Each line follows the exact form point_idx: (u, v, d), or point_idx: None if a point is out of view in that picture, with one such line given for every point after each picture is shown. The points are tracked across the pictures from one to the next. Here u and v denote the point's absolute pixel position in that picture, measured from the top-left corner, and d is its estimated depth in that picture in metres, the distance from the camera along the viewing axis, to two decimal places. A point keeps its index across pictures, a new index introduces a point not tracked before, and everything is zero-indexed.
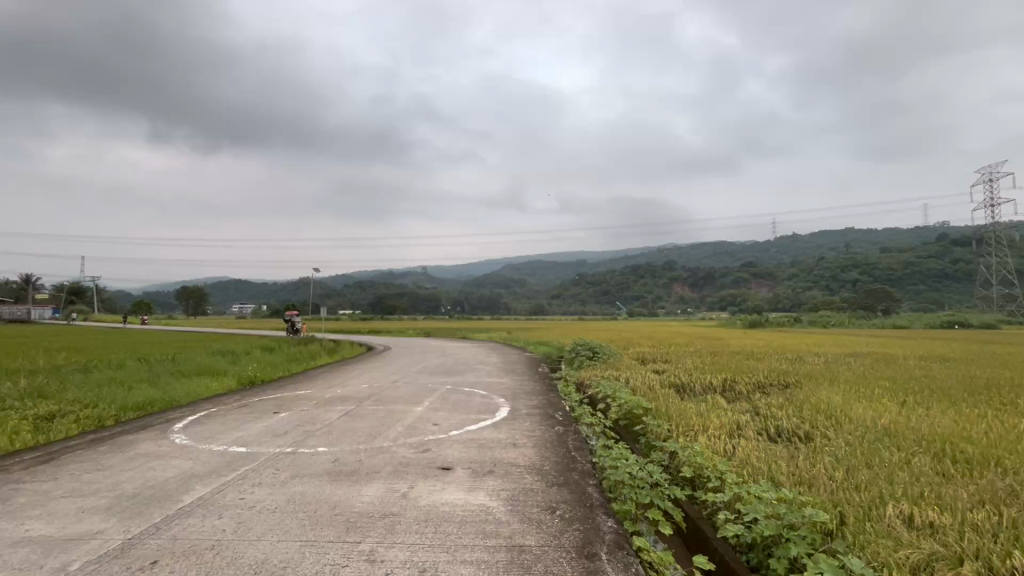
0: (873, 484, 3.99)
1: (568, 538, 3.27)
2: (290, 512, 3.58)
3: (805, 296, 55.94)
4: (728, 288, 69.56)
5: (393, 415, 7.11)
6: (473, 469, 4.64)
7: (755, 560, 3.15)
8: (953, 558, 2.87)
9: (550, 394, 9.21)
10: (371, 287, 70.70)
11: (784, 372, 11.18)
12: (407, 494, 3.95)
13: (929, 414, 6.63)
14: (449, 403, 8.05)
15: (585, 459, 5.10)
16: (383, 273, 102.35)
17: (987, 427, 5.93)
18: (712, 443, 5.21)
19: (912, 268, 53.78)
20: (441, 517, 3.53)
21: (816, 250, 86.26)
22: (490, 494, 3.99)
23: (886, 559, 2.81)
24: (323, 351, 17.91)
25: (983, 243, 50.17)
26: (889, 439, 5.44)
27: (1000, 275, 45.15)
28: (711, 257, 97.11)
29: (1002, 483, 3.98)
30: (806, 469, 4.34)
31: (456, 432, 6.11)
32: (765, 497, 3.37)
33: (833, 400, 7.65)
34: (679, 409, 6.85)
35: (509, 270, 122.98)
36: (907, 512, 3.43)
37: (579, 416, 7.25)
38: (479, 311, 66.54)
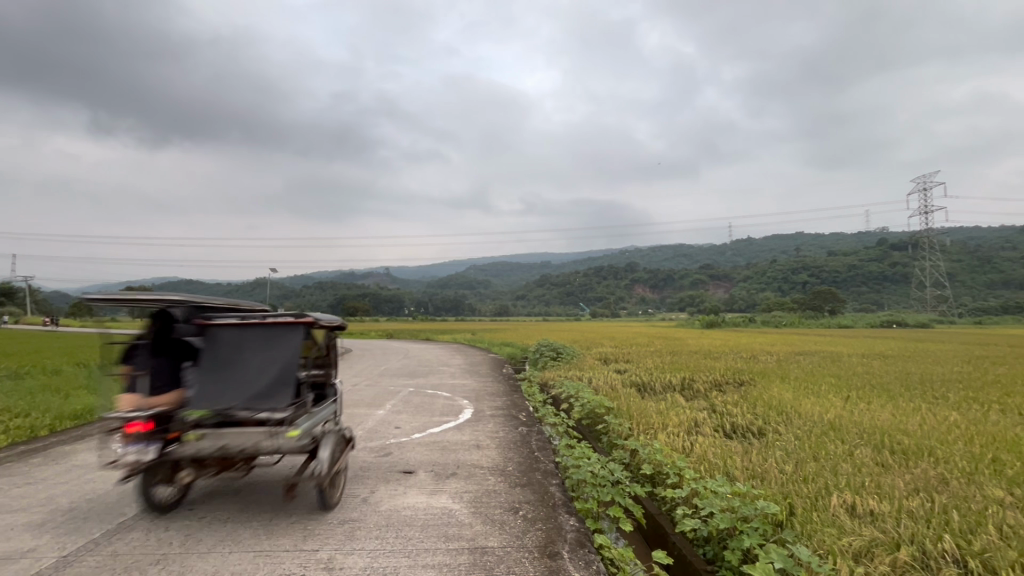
0: (818, 476, 4.20)
1: (530, 538, 3.29)
2: (243, 522, 3.44)
3: (759, 297, 58.37)
4: (687, 288, 71.88)
5: (354, 419, 6.96)
6: (436, 472, 4.60)
7: (711, 552, 3.27)
8: (890, 543, 3.06)
9: (513, 395, 9.25)
10: (332, 287, 69.01)
11: (737, 371, 11.56)
12: (368, 499, 3.87)
13: (869, 408, 7.05)
14: (411, 406, 7.97)
15: (548, 459, 5.13)
16: (345, 274, 100.25)
17: (921, 419, 6.36)
18: (672, 441, 5.34)
19: (856, 270, 56.71)
20: (404, 521, 3.47)
21: (769, 254, 89.75)
22: (453, 497, 3.96)
23: (831, 547, 2.95)
24: None
25: (918, 248, 53.69)
26: (834, 432, 5.73)
27: (933, 278, 48.47)
28: (671, 259, 100.06)
29: (935, 473, 4.26)
30: (759, 463, 4.51)
31: (418, 435, 6.03)
32: (720, 492, 3.46)
33: (783, 396, 8.04)
34: (640, 408, 6.99)
35: (474, 270, 122.61)
36: (849, 501, 3.62)
37: (542, 415, 7.30)
38: (444, 312, 66.17)
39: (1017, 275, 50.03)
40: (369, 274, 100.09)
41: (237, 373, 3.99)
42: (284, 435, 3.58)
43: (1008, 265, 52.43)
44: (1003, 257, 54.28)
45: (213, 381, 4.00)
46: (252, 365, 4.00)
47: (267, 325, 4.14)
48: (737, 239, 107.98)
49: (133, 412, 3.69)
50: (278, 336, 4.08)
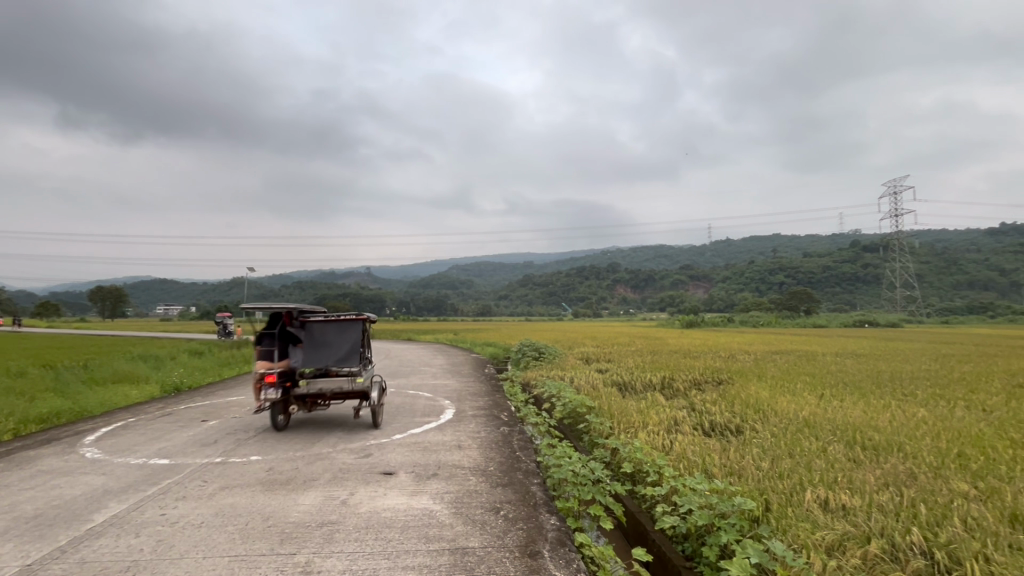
0: (792, 472, 4.30)
1: (510, 538, 3.28)
2: (218, 526, 3.37)
3: (737, 297, 59.44)
4: (667, 288, 72.83)
5: (333, 420, 6.85)
6: (416, 473, 4.56)
7: (689, 549, 3.31)
8: (862, 536, 3.14)
9: (495, 395, 9.24)
10: (311, 287, 68.00)
11: (716, 370, 11.72)
12: (346, 501, 3.82)
13: (842, 405, 7.23)
14: (392, 406, 7.89)
15: (529, 459, 5.13)
16: (325, 274, 98.83)
17: (890, 416, 6.56)
18: (652, 439, 5.40)
19: (830, 271, 58.11)
20: (384, 523, 3.43)
21: (747, 255, 91.40)
22: (434, 498, 3.93)
23: (805, 541, 3.02)
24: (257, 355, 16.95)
25: (889, 250, 55.29)
26: (808, 430, 5.87)
27: (903, 279, 50.00)
28: (652, 260, 101.22)
29: (903, 467, 4.40)
30: (737, 461, 4.59)
31: (399, 436, 5.98)
32: (698, 489, 3.51)
33: (760, 394, 8.22)
34: (621, 407, 7.05)
35: (456, 270, 122.25)
36: (822, 496, 3.72)
37: (523, 415, 7.30)
38: (426, 312, 65.75)
39: (982, 277, 51.87)
40: (351, 274, 99.06)
41: (325, 347, 6.40)
42: (356, 380, 6.09)
43: (973, 266, 54.36)
44: (968, 259, 56.27)
45: (311, 353, 6.36)
46: (335, 341, 6.36)
47: (341, 318, 6.48)
48: (716, 240, 109.71)
49: (268, 369, 6.00)
50: (348, 324, 6.46)
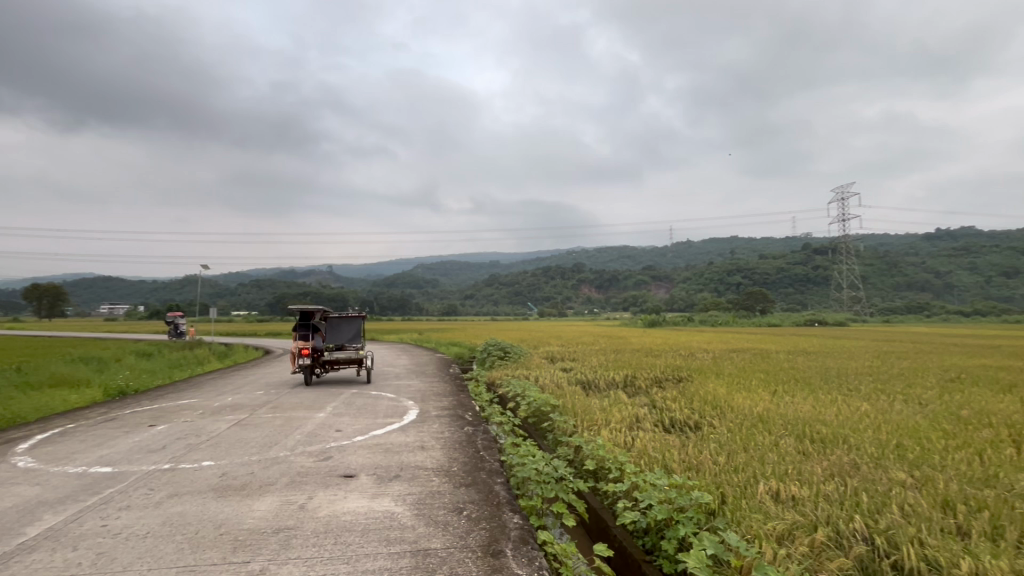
0: (747, 465, 4.46)
1: (473, 538, 3.28)
2: (165, 537, 3.21)
3: (697, 297, 61.40)
4: (630, 288, 74.40)
5: (292, 423, 6.66)
6: (378, 475, 4.48)
7: (649, 543, 3.39)
8: (809, 525, 3.30)
9: (460, 394, 9.19)
10: (270, 284, 65.67)
11: (677, 368, 11.99)
12: (304, 506, 3.71)
13: (794, 401, 7.57)
14: (353, 407, 7.73)
15: (493, 459, 5.12)
16: (284, 273, 95.68)
17: (837, 410, 6.91)
18: (614, 437, 5.50)
19: (782, 272, 60.75)
20: (343, 527, 3.36)
21: (706, 258, 94.40)
22: (396, 500, 3.87)
23: (757, 531, 3.14)
24: (212, 356, 16.31)
25: (837, 253, 58.31)
26: (762, 425, 6.09)
27: (849, 280, 52.85)
28: (616, 260, 103.16)
29: (848, 458, 4.65)
30: (695, 456, 4.72)
31: (360, 437, 5.86)
32: (658, 485, 3.60)
33: (718, 391, 8.47)
34: (584, 405, 7.15)
35: (422, 269, 120.94)
36: (774, 488, 3.87)
37: (488, 415, 7.28)
38: (390, 312, 64.58)
39: (919, 279, 55.45)
40: (312, 273, 96.34)
41: (338, 333, 10.65)
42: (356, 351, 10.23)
43: (911, 269, 58.00)
44: (907, 262, 59.97)
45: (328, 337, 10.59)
46: (344, 329, 10.62)
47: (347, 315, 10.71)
48: (677, 243, 112.97)
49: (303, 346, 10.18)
50: (352, 318, 10.71)
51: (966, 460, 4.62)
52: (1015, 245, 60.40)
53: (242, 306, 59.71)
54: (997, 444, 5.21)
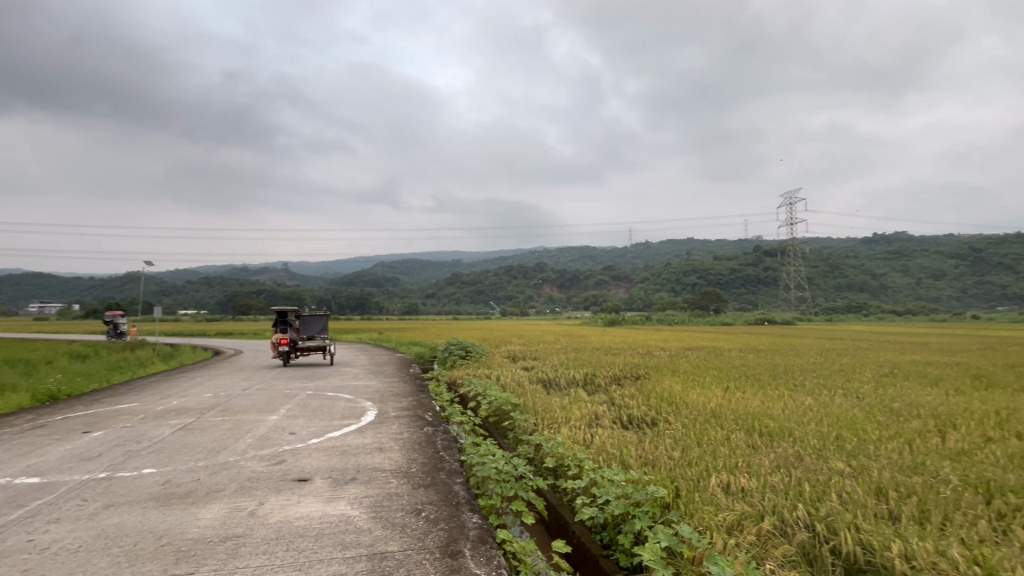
0: (700, 460, 4.61)
1: (432, 539, 3.25)
2: (100, 550, 3.01)
3: (654, 296, 63.26)
4: (591, 288, 75.71)
5: (242, 425, 6.42)
6: (333, 478, 4.36)
7: (606, 538, 3.46)
8: (757, 515, 3.45)
9: (420, 395, 9.09)
10: (220, 283, 62.71)
11: (635, 366, 12.27)
12: (254, 512, 3.57)
13: (744, 397, 7.90)
14: (309, 409, 7.55)
15: (453, 458, 5.09)
16: (236, 270, 91.71)
17: (785, 404, 7.26)
18: (574, 434, 5.57)
19: (735, 272, 63.30)
20: (295, 533, 3.25)
21: (663, 259, 97.13)
22: (352, 503, 3.78)
23: (709, 523, 3.25)
24: (156, 358, 15.51)
25: (785, 255, 61.28)
26: (715, 420, 6.33)
27: (796, 281, 55.70)
28: (577, 260, 104.69)
29: (793, 450, 4.89)
30: (651, 452, 4.85)
31: (315, 440, 5.69)
32: (615, 480, 3.66)
33: (674, 388, 8.76)
34: (545, 403, 7.20)
35: (382, 267, 118.76)
36: (725, 480, 4.02)
37: (447, 415, 7.22)
38: (349, 312, 63.00)
39: (858, 280, 59.05)
40: (266, 270, 92.71)
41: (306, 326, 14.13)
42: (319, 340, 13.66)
43: (851, 271, 61.67)
44: (847, 263, 63.75)
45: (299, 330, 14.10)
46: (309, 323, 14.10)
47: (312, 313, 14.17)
48: (636, 243, 115.68)
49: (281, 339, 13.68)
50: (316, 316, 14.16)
51: (897, 449, 4.96)
52: (942, 249, 65.29)
53: (190, 304, 56.88)
54: (925, 434, 5.61)
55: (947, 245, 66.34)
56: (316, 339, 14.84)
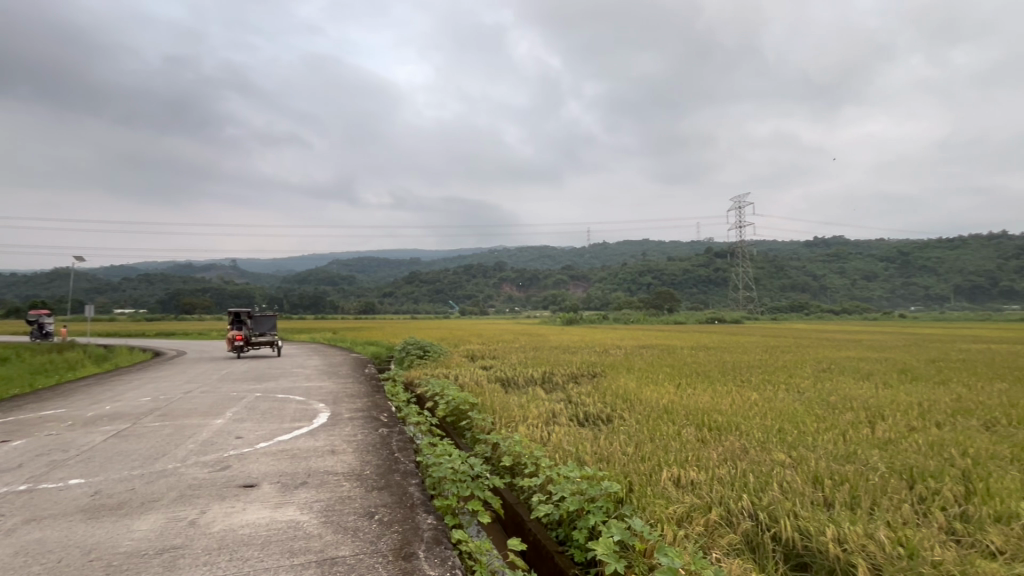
0: (652, 454, 4.75)
1: (385, 542, 3.18)
2: (18, 570, 2.77)
3: (611, 296, 64.66)
4: (550, 286, 76.55)
5: (184, 430, 6.09)
6: (282, 483, 4.21)
7: (562, 534, 3.50)
8: (704, 506, 3.58)
9: (375, 395, 8.88)
10: (162, 280, 59.24)
11: (591, 364, 12.54)
12: (195, 522, 3.38)
13: (696, 393, 8.18)
14: (257, 412, 7.25)
15: (408, 459, 5.01)
16: (179, 267, 86.95)
17: (732, 400, 7.58)
18: (531, 432, 5.61)
19: (687, 273, 65.54)
20: (240, 541, 3.11)
21: (620, 260, 99.44)
22: (302, 508, 3.66)
23: (660, 516, 3.34)
24: (87, 360, 14.49)
25: (734, 256, 63.97)
26: (667, 416, 6.53)
27: (744, 281, 58.30)
28: (536, 259, 105.60)
29: (738, 443, 5.12)
30: (606, 448, 4.96)
31: (263, 444, 5.46)
32: (570, 477, 3.71)
33: (628, 385, 9.01)
34: (503, 402, 7.21)
35: (338, 265, 115.59)
36: (676, 474, 4.15)
37: (403, 416, 7.10)
38: (302, 311, 60.94)
39: (801, 282, 62.39)
40: (212, 267, 88.30)
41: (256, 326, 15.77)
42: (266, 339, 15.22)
43: (794, 272, 65.11)
44: (791, 265, 67.27)
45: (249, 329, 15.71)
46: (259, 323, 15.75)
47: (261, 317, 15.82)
48: (594, 244, 117.72)
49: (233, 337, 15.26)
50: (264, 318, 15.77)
51: (832, 440, 5.28)
52: (874, 252, 69.93)
53: (127, 303, 53.38)
54: (856, 425, 6.01)
55: (878, 248, 71.27)
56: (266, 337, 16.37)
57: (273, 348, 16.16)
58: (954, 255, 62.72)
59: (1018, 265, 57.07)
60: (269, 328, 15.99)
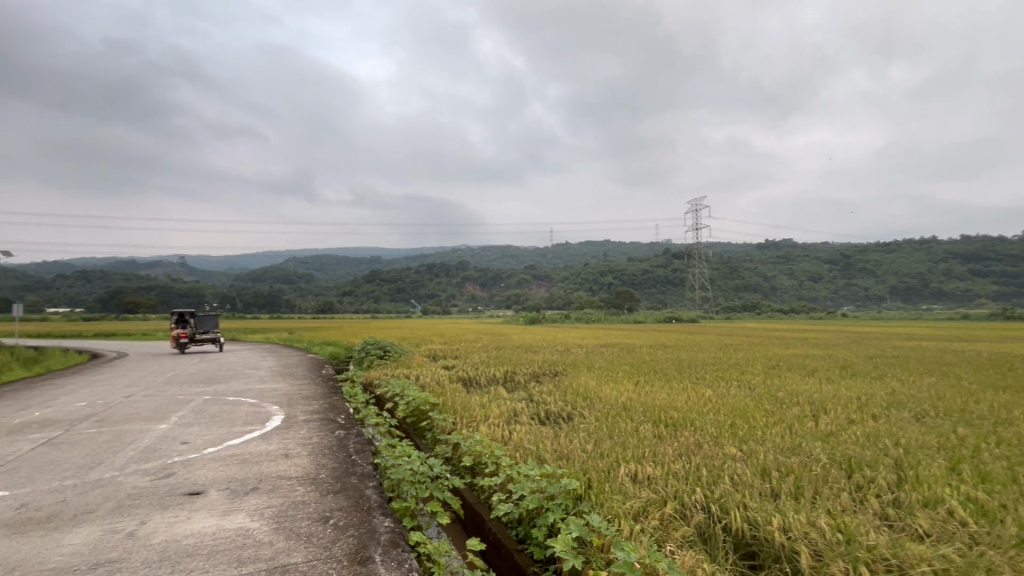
0: (611, 451, 4.83)
1: (339, 546, 3.11)
2: None
3: (573, 296, 65.48)
4: (513, 285, 76.80)
5: (125, 437, 5.75)
6: (232, 490, 4.03)
7: (521, 533, 3.51)
8: (660, 500, 3.68)
9: (333, 396, 8.65)
10: (101, 277, 55.66)
11: (553, 363, 12.67)
12: (134, 533, 3.20)
13: (653, 390, 8.41)
14: (205, 416, 6.92)
15: (366, 462, 4.90)
16: (122, 263, 82.06)
17: (688, 397, 7.82)
18: (492, 432, 5.60)
19: (647, 273, 67.16)
20: (183, 552, 2.96)
21: (582, 259, 100.89)
22: (251, 515, 3.52)
23: (618, 511, 3.40)
24: (15, 363, 13.47)
25: (691, 258, 66.02)
26: (626, 413, 6.67)
27: (700, 282, 60.29)
28: (500, 258, 105.78)
29: (693, 438, 5.29)
30: (566, 445, 5.02)
31: (211, 449, 5.22)
32: (530, 476, 3.73)
33: (588, 383, 9.16)
34: (464, 402, 7.16)
35: (295, 263, 111.83)
36: (633, 470, 4.24)
37: (362, 417, 6.94)
38: (256, 310, 58.68)
39: (753, 282, 65.07)
40: (157, 264, 83.75)
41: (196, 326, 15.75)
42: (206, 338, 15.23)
43: (747, 273, 67.81)
44: (744, 266, 70.04)
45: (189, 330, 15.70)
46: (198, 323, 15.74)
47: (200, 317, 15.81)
48: (557, 244, 118.85)
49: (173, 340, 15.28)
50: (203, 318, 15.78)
51: (779, 433, 5.53)
52: (820, 255, 73.81)
53: (62, 302, 49.89)
54: (801, 419, 6.33)
55: (824, 251, 75.26)
56: (208, 334, 16.27)
57: (216, 343, 16.05)
58: (890, 258, 67.02)
59: (945, 268, 61.58)
60: (212, 326, 16.55)
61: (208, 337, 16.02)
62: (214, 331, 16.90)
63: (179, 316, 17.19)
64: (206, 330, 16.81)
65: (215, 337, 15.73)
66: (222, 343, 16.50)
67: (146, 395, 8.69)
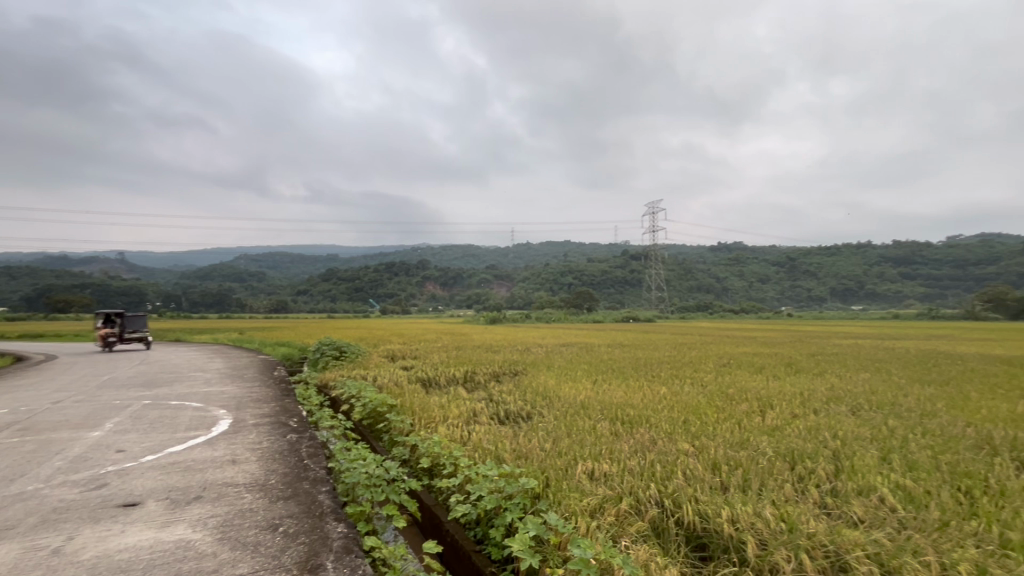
0: (568, 450, 4.87)
1: (289, 555, 2.99)
2: None
3: (534, 296, 65.87)
4: (473, 284, 76.45)
5: (51, 445, 5.34)
6: (172, 500, 3.81)
7: (479, 533, 3.48)
8: (616, 497, 3.74)
9: (285, 399, 8.33)
10: (28, 273, 51.60)
11: (513, 362, 12.69)
12: (60, 550, 2.97)
13: (610, 388, 8.56)
14: (143, 421, 6.52)
15: (319, 466, 4.75)
16: (54, 259, 76.51)
17: (644, 394, 8.01)
18: (451, 432, 5.56)
19: (606, 274, 68.39)
20: (116, 568, 2.77)
21: (544, 260, 101.68)
22: (193, 526, 3.33)
23: (574, 508, 3.44)
24: None
25: (648, 260, 67.73)
26: (584, 411, 6.76)
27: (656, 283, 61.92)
28: (461, 258, 105.11)
29: (648, 435, 5.41)
30: (525, 444, 5.04)
31: (150, 457, 4.92)
32: (487, 476, 3.71)
33: (548, 382, 9.23)
34: (422, 403, 7.05)
35: (246, 261, 107.25)
36: (590, 468, 4.30)
37: (316, 420, 6.72)
38: (203, 309, 55.87)
39: (706, 283, 67.49)
40: (93, 261, 78.40)
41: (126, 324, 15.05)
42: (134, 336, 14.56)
43: (701, 275, 70.29)
44: (698, 268, 72.58)
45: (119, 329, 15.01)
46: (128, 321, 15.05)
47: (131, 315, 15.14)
48: (518, 244, 119.22)
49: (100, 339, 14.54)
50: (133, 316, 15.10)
51: (729, 429, 5.76)
52: (768, 257, 77.41)
53: None
54: (749, 414, 6.61)
55: (771, 254, 78.92)
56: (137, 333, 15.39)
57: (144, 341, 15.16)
58: (830, 261, 71.10)
59: (879, 271, 65.86)
60: (143, 325, 15.58)
61: (137, 336, 15.08)
62: (143, 331, 15.94)
63: (105, 316, 16.08)
64: (136, 329, 15.83)
65: (146, 336, 14.84)
66: (152, 342, 15.57)
67: (76, 401, 8.09)
